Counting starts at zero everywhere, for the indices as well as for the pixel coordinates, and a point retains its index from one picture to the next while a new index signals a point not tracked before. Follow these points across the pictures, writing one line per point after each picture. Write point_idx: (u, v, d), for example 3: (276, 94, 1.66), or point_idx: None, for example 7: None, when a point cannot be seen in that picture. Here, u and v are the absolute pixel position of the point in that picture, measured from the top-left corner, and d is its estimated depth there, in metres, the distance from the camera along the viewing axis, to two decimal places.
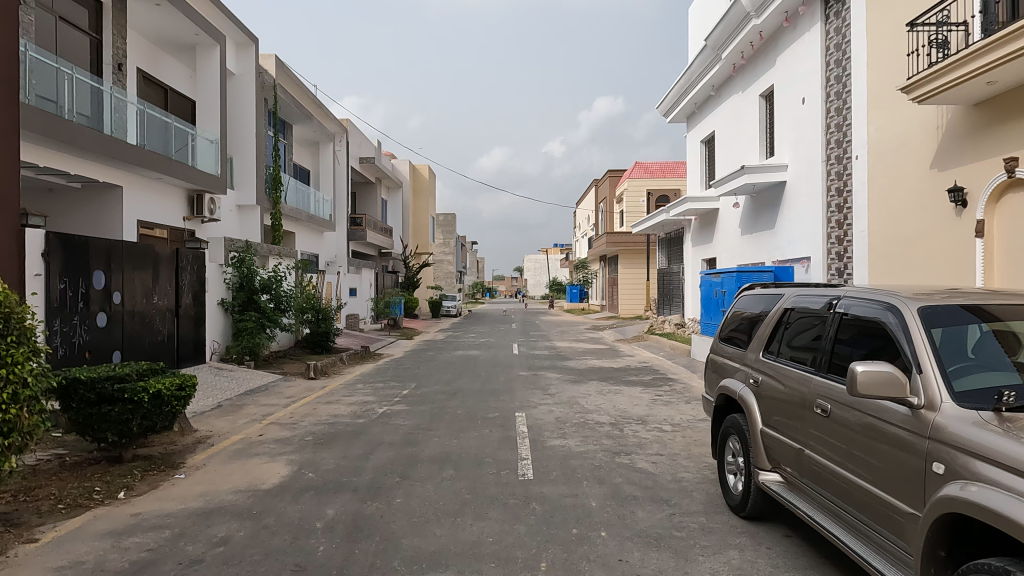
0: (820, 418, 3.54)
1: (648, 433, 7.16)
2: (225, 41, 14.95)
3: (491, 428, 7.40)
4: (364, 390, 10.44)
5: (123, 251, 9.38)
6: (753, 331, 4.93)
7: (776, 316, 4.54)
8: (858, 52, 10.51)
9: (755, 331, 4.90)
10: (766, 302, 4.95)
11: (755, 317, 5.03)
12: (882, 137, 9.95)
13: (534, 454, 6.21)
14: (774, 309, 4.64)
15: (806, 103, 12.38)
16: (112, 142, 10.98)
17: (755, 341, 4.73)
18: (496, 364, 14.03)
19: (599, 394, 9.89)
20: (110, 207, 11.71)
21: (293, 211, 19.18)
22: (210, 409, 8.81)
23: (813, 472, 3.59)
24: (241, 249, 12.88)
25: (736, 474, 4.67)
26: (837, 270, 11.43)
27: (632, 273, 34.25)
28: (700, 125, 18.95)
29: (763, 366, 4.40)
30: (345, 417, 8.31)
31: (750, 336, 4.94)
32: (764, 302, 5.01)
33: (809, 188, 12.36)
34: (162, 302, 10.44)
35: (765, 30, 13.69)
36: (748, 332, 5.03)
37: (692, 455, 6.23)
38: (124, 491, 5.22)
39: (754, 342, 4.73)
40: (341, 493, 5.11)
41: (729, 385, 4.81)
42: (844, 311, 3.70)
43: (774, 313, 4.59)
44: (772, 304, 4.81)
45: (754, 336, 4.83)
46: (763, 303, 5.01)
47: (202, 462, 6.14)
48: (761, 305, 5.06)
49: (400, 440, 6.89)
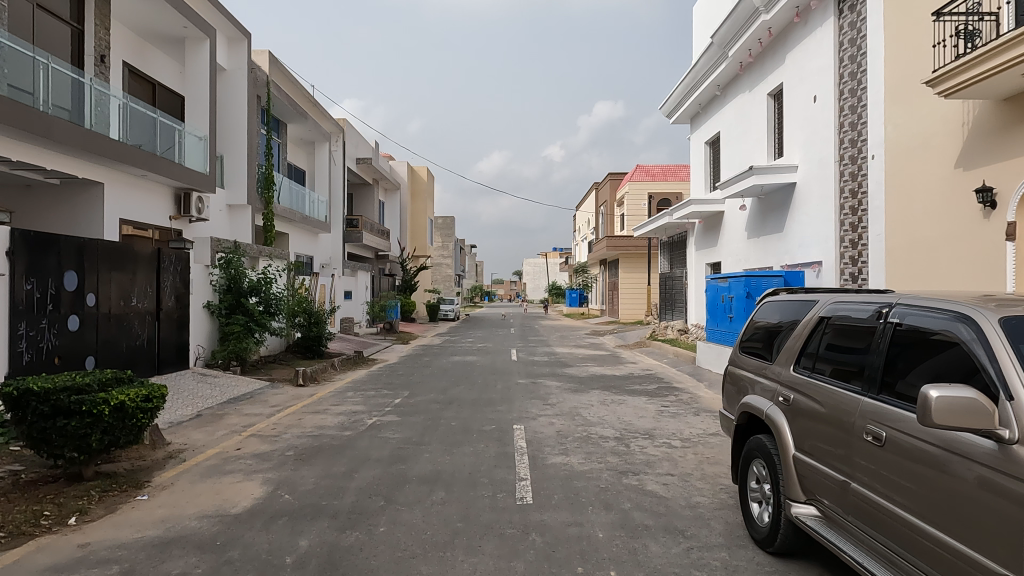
0: (872, 447, 3.02)
1: (657, 449, 6.64)
2: (215, 34, 14.42)
3: (487, 443, 6.86)
4: (354, 399, 9.89)
5: (98, 250, 8.84)
6: (776, 343, 4.42)
7: (808, 325, 4.03)
8: (875, 48, 10.05)
9: (777, 344, 4.39)
10: (791, 310, 4.42)
11: (777, 328, 4.52)
12: (901, 135, 9.48)
13: (534, 474, 5.67)
14: (805, 318, 4.12)
15: (818, 101, 11.90)
16: (93, 136, 10.45)
17: (783, 353, 4.19)
18: (494, 371, 13.52)
19: (602, 404, 9.36)
20: (90, 204, 11.15)
21: (286, 211, 18.66)
22: (188, 419, 8.27)
23: (863, 509, 3.07)
24: (229, 250, 12.37)
25: (762, 503, 4.14)
26: (851, 274, 10.94)
27: (632, 276, 33.80)
28: (704, 126, 18.50)
29: (793, 383, 3.87)
30: (331, 429, 7.78)
31: (774, 347, 4.43)
32: (788, 310, 4.47)
33: (820, 190, 11.87)
34: (142, 305, 9.91)
35: (773, 27, 13.22)
36: (770, 344, 4.51)
37: (706, 476, 5.71)
38: (77, 516, 4.68)
39: (782, 353, 4.20)
40: (318, 520, 4.58)
41: (753, 402, 4.29)
42: (897, 321, 3.17)
43: (804, 323, 4.08)
44: (799, 313, 4.29)
45: (780, 347, 4.32)
46: (786, 311, 4.50)
47: (170, 481, 5.59)
48: (781, 315, 4.56)
49: (388, 456, 6.36)
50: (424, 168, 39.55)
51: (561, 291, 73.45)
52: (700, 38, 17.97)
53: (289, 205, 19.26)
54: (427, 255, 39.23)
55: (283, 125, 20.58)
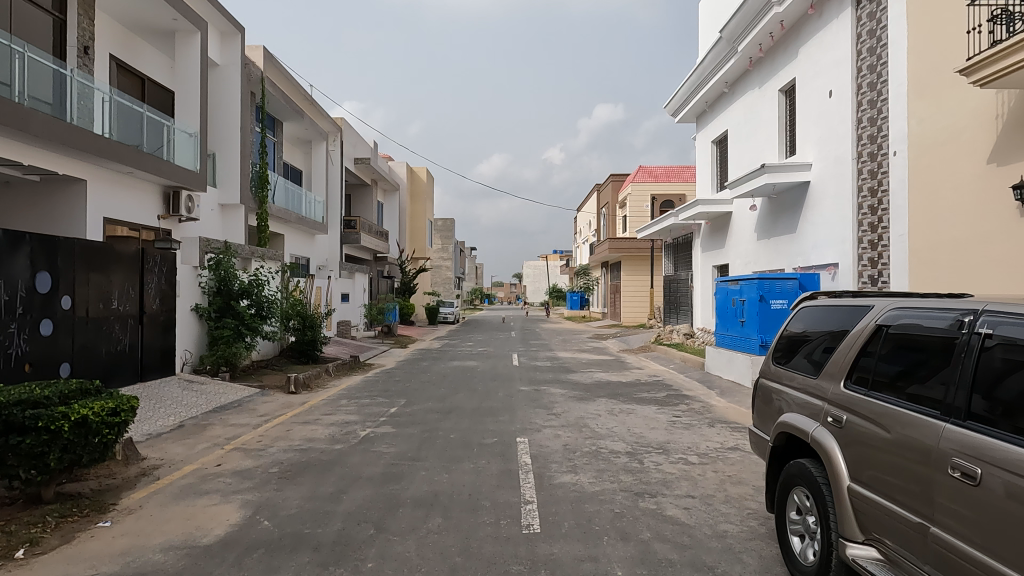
0: (961, 485, 2.49)
1: (672, 467, 6.10)
2: (206, 27, 13.91)
3: (489, 459, 6.33)
4: (348, 408, 9.35)
5: (74, 250, 8.33)
6: (819, 356, 3.88)
7: (861, 335, 3.49)
8: (897, 38, 9.55)
9: (820, 357, 3.86)
10: (835, 318, 3.88)
11: (818, 339, 3.98)
12: (926, 129, 9.00)
13: (541, 497, 5.14)
14: (857, 327, 3.58)
15: (834, 96, 11.39)
16: (74, 130, 9.90)
17: (830, 367, 3.65)
18: (495, 377, 12.97)
19: (610, 414, 8.82)
20: (72, 201, 10.62)
21: (281, 211, 18.14)
22: (169, 430, 7.75)
23: (943, 560, 2.54)
24: (219, 250, 11.88)
25: (804, 537, 3.63)
26: (870, 276, 10.40)
27: (636, 279, 33.31)
28: (711, 124, 18.01)
29: (850, 403, 3.32)
30: (321, 442, 7.25)
31: (815, 360, 3.89)
32: (831, 318, 3.93)
33: (836, 188, 11.34)
34: (123, 309, 9.40)
35: (786, 19, 12.72)
36: (810, 358, 3.98)
37: (730, 499, 5.18)
38: (27, 548, 4.15)
39: (830, 367, 3.65)
40: (298, 553, 4.04)
41: (794, 421, 3.76)
42: (987, 333, 2.64)
43: (855, 334, 3.55)
44: (847, 320, 3.73)
45: (824, 361, 3.78)
46: (827, 320, 3.97)
47: (138, 504, 5.05)
48: (821, 323, 4.04)
49: (381, 475, 5.82)
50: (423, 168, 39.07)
51: (561, 293, 73.09)
52: (707, 34, 17.50)
53: (284, 205, 18.75)
54: (427, 257, 38.70)
55: (279, 123, 20.08)
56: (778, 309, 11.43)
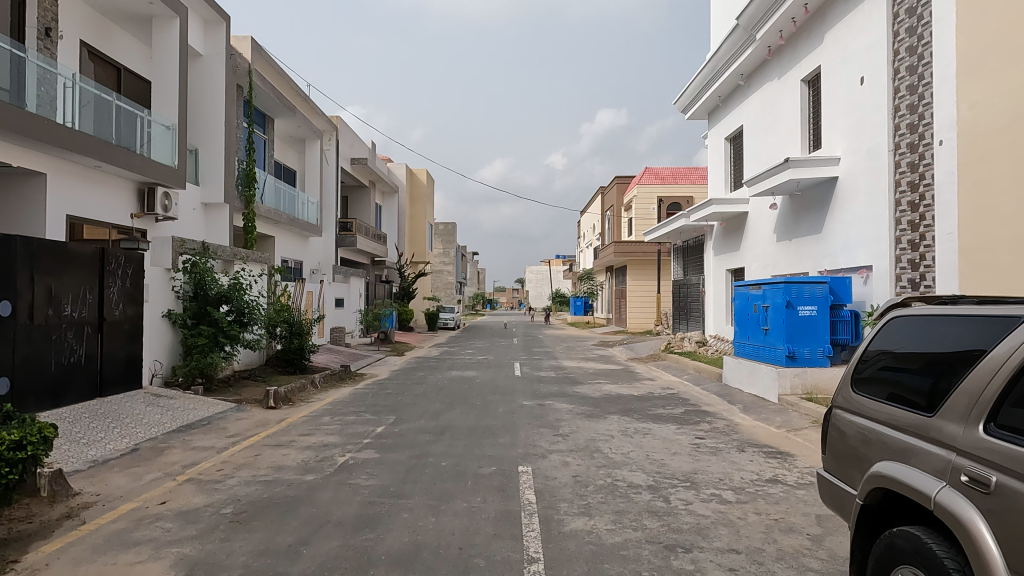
0: None
1: (705, 508, 5.06)
2: (185, 13, 12.96)
3: (486, 496, 5.31)
4: (330, 427, 8.34)
5: (14, 249, 7.36)
6: (901, 381, 3.05)
7: (951, 356, 2.77)
8: (943, 14, 8.54)
9: (882, 377, 3.23)
10: (896, 335, 3.25)
11: (876, 358, 3.35)
12: (979, 114, 8.01)
13: (549, 551, 4.13)
14: (937, 347, 2.90)
15: (865, 83, 10.43)
16: (33, 119, 8.93)
17: (909, 395, 2.94)
18: (496, 389, 11.95)
19: (624, 436, 7.78)
20: (31, 198, 9.68)
21: (270, 212, 17.13)
22: (119, 455, 6.75)
23: None
24: (195, 251, 10.89)
25: None
26: (910, 280, 9.36)
27: (641, 283, 32.28)
28: (725, 121, 17.05)
29: (1003, 460, 2.28)
30: (292, 470, 6.26)
31: (874, 380, 3.28)
32: (893, 336, 3.28)
33: (869, 183, 10.33)
34: (77, 315, 8.41)
35: (811, 3, 11.76)
36: (868, 380, 3.34)
37: (784, 555, 4.13)
38: None
39: (909, 394, 2.95)
40: None
41: (903, 474, 2.73)
42: None
43: (940, 355, 2.84)
44: (915, 337, 3.09)
45: (892, 382, 3.13)
46: (885, 337, 3.34)
47: (45, 562, 4.04)
48: (877, 340, 3.43)
49: (354, 518, 4.80)
50: (423, 170, 38.16)
51: (561, 297, 71.83)
52: (721, 24, 16.51)
53: (274, 205, 17.78)
54: (427, 261, 37.62)
55: (269, 120, 19.15)
56: (806, 317, 10.38)
